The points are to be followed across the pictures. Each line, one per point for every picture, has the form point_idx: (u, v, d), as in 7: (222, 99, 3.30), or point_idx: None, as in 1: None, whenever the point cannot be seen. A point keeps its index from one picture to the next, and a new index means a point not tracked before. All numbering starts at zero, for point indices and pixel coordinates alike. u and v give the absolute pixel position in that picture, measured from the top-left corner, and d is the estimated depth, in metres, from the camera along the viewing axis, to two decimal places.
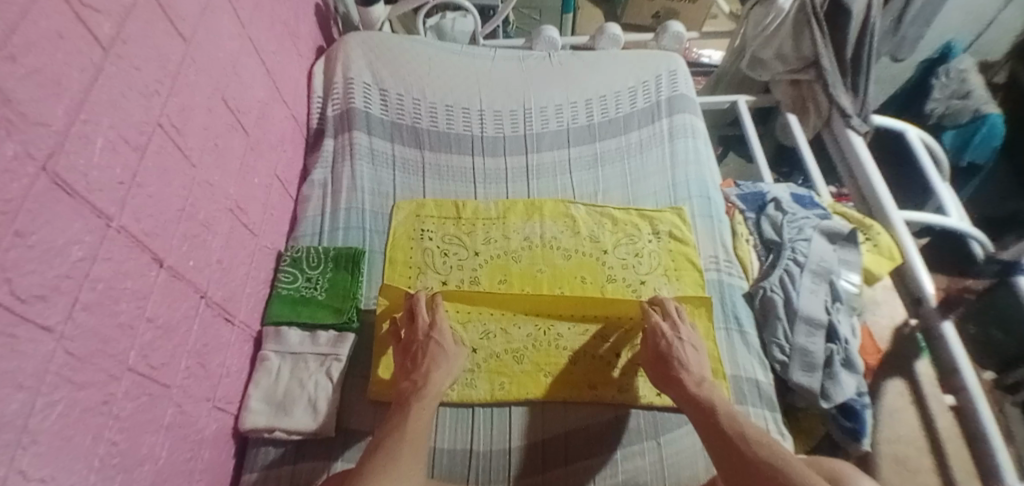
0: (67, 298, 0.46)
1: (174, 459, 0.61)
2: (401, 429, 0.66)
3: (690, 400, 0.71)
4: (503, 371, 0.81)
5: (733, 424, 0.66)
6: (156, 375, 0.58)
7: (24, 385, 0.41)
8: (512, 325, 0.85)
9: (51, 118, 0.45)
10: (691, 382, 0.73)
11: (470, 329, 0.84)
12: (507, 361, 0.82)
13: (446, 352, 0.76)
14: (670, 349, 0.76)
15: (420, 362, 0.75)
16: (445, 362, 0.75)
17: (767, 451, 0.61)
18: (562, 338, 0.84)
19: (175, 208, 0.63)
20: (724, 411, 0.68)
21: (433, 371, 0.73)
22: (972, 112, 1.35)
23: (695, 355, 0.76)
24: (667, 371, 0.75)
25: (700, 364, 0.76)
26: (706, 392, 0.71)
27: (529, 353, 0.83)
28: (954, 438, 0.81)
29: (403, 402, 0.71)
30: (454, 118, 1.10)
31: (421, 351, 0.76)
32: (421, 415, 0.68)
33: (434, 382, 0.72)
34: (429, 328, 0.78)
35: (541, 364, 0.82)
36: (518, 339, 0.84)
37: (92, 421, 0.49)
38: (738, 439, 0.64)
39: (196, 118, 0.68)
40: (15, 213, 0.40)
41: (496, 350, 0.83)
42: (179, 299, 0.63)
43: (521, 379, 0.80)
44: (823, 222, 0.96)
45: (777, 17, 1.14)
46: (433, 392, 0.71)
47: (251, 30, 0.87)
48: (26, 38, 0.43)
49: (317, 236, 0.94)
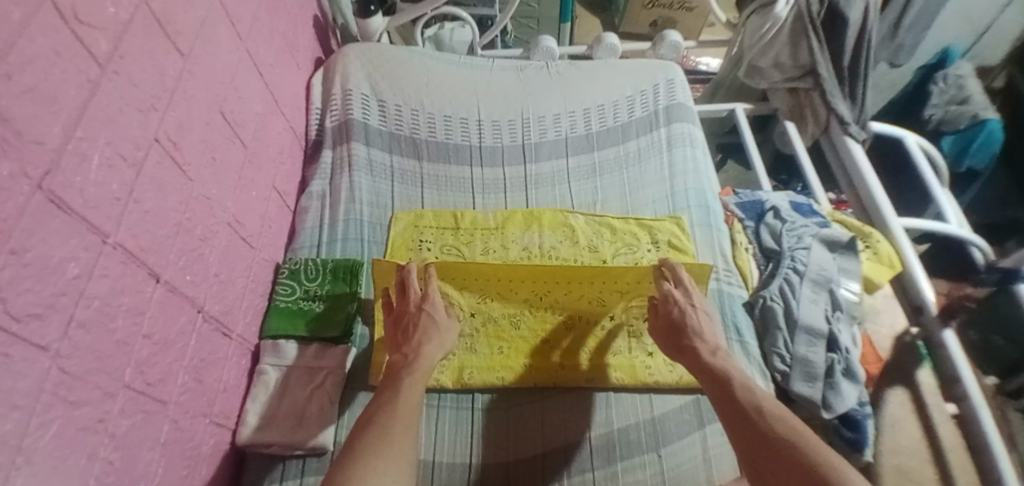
0: (62, 317, 0.46)
1: (170, 475, 0.60)
2: (394, 402, 0.65)
3: (704, 370, 0.70)
4: (502, 336, 0.86)
5: (747, 393, 0.64)
6: (152, 391, 0.58)
7: (18, 405, 0.41)
8: (508, 293, 0.87)
9: (47, 135, 0.45)
10: (706, 351, 0.72)
11: (467, 295, 0.87)
12: (506, 326, 0.87)
13: (438, 325, 0.76)
14: (686, 318, 0.76)
15: (414, 334, 0.75)
16: (437, 332, 0.75)
17: (782, 424, 0.59)
18: (558, 304, 0.87)
19: (173, 223, 0.63)
20: (740, 383, 0.66)
21: (425, 341, 0.73)
22: (970, 117, 1.35)
23: (710, 325, 0.77)
24: (681, 339, 0.75)
25: (715, 334, 0.75)
26: (721, 361, 0.70)
27: (526, 319, 0.87)
28: (956, 448, 0.80)
29: (394, 372, 0.70)
30: (452, 129, 1.10)
31: (414, 322, 0.76)
32: (414, 387, 0.68)
33: (426, 355, 0.72)
34: (422, 300, 0.78)
35: (539, 331, 0.87)
36: (515, 305, 0.87)
37: (87, 440, 0.48)
38: (753, 412, 0.62)
39: (194, 131, 0.69)
40: (10, 232, 0.40)
41: (494, 315, 0.87)
42: (176, 314, 0.62)
43: (519, 345, 0.85)
44: (822, 230, 0.95)
45: (774, 26, 1.13)
46: (427, 363, 0.71)
47: (249, 42, 0.87)
48: (22, 57, 0.43)
49: (315, 248, 0.94)
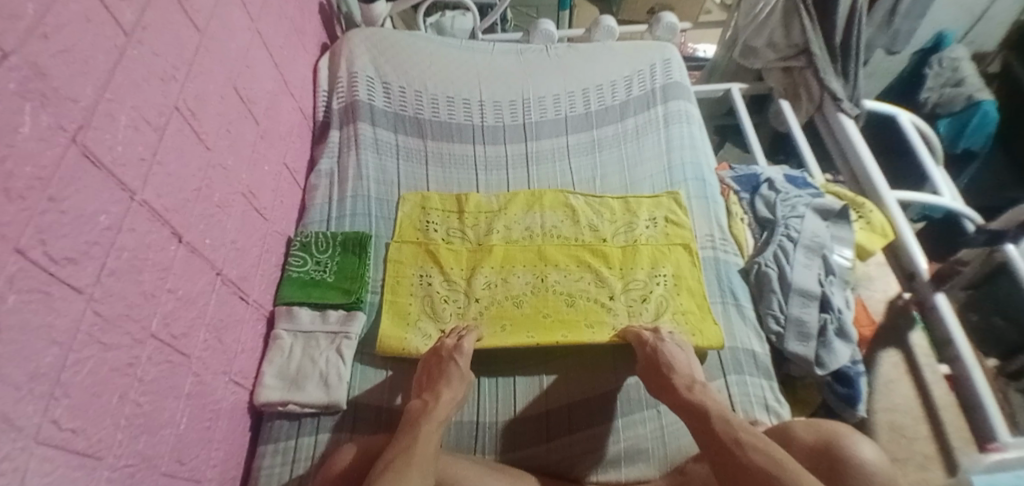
0: (95, 263, 0.49)
1: (194, 427, 0.64)
2: (410, 449, 0.62)
3: (683, 406, 0.69)
4: (504, 315, 0.86)
5: (726, 427, 0.63)
6: (178, 344, 0.61)
7: (57, 341, 0.44)
8: (511, 276, 0.90)
9: (80, 94, 0.48)
10: (682, 386, 0.71)
11: (474, 279, 0.90)
12: (507, 305, 0.87)
13: (463, 377, 0.74)
14: (660, 355, 0.75)
15: (436, 381, 0.74)
16: (459, 385, 0.73)
17: (760, 453, 0.58)
18: (558, 284, 0.89)
19: (193, 188, 0.66)
20: (718, 415, 0.65)
21: (445, 391, 0.72)
22: (966, 99, 1.36)
23: (685, 358, 0.76)
24: (660, 378, 0.74)
25: (691, 367, 0.75)
26: (698, 395, 0.69)
27: (527, 298, 0.88)
28: (949, 407, 0.82)
29: (410, 419, 0.68)
30: (454, 110, 1.13)
31: (438, 371, 0.75)
32: (431, 435, 0.65)
33: (445, 403, 0.71)
34: (454, 348, 0.77)
35: (540, 307, 0.87)
36: (517, 287, 0.89)
37: (120, 381, 0.52)
38: (731, 444, 0.60)
39: (211, 105, 0.72)
40: (49, 180, 0.44)
41: (497, 296, 0.88)
42: (197, 274, 0.66)
43: (521, 321, 0.85)
44: (815, 200, 0.98)
45: (766, 6, 1.17)
46: (443, 413, 0.69)
47: (260, 23, 0.90)
48: (58, 20, 0.46)
49: (325, 223, 0.97)
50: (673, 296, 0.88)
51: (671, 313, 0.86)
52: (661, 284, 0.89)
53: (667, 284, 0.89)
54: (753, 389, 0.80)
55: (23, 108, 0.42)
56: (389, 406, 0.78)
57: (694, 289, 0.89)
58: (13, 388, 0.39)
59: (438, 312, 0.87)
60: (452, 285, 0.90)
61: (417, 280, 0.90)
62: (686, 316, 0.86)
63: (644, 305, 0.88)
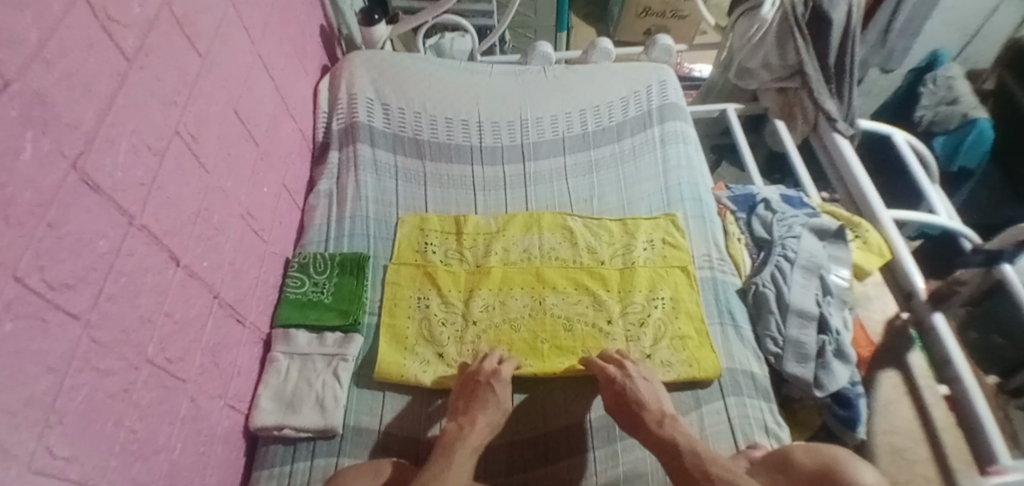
0: (93, 288, 0.49)
1: (188, 452, 0.63)
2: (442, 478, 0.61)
3: (656, 443, 0.68)
4: (502, 340, 0.86)
5: (699, 465, 0.63)
6: (173, 368, 0.61)
7: (53, 367, 0.44)
8: (509, 299, 0.90)
9: (81, 120, 0.49)
10: (653, 422, 0.70)
11: (472, 302, 0.90)
12: (505, 329, 0.87)
13: (499, 404, 0.73)
14: (626, 391, 0.73)
15: (472, 404, 0.73)
16: (495, 412, 0.72)
17: None
18: (557, 307, 0.89)
19: (191, 211, 0.67)
20: (690, 451, 0.65)
21: (481, 416, 0.71)
22: (961, 117, 1.38)
23: (651, 391, 0.75)
24: (630, 414, 0.72)
25: (658, 400, 0.74)
26: (669, 430, 0.69)
27: (525, 322, 0.88)
28: (949, 429, 0.81)
29: (445, 444, 0.67)
30: (453, 130, 1.14)
31: (478, 396, 0.73)
32: (464, 464, 0.64)
33: (480, 429, 0.69)
34: (492, 375, 0.76)
35: (539, 332, 0.87)
36: (515, 310, 0.89)
37: (114, 407, 0.51)
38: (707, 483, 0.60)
39: (211, 127, 0.73)
40: (48, 206, 0.44)
41: (495, 320, 0.88)
42: (195, 297, 0.66)
43: (520, 346, 0.85)
44: (812, 220, 0.98)
45: (761, 27, 1.18)
46: (478, 441, 0.68)
47: (260, 47, 0.92)
48: (60, 46, 0.47)
49: (323, 244, 0.98)
50: (672, 319, 0.88)
51: (669, 337, 0.86)
52: (659, 307, 0.89)
53: (665, 307, 0.89)
54: (752, 412, 0.79)
55: (24, 134, 0.42)
56: (392, 429, 0.78)
57: (693, 313, 0.89)
58: (7, 415, 0.39)
59: (436, 336, 0.86)
60: (449, 308, 0.90)
61: (416, 302, 0.90)
62: (684, 341, 0.85)
63: (642, 329, 0.87)
